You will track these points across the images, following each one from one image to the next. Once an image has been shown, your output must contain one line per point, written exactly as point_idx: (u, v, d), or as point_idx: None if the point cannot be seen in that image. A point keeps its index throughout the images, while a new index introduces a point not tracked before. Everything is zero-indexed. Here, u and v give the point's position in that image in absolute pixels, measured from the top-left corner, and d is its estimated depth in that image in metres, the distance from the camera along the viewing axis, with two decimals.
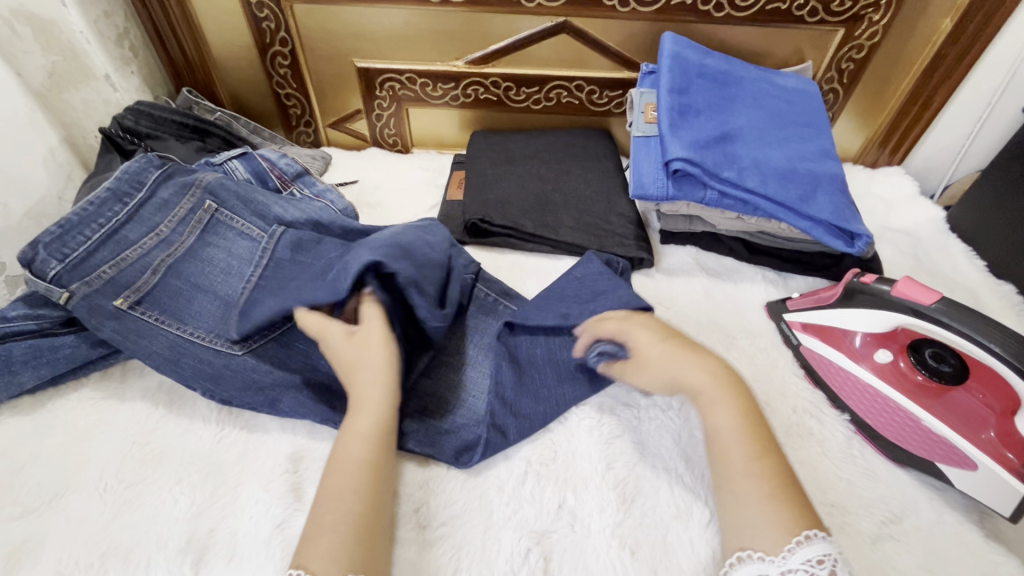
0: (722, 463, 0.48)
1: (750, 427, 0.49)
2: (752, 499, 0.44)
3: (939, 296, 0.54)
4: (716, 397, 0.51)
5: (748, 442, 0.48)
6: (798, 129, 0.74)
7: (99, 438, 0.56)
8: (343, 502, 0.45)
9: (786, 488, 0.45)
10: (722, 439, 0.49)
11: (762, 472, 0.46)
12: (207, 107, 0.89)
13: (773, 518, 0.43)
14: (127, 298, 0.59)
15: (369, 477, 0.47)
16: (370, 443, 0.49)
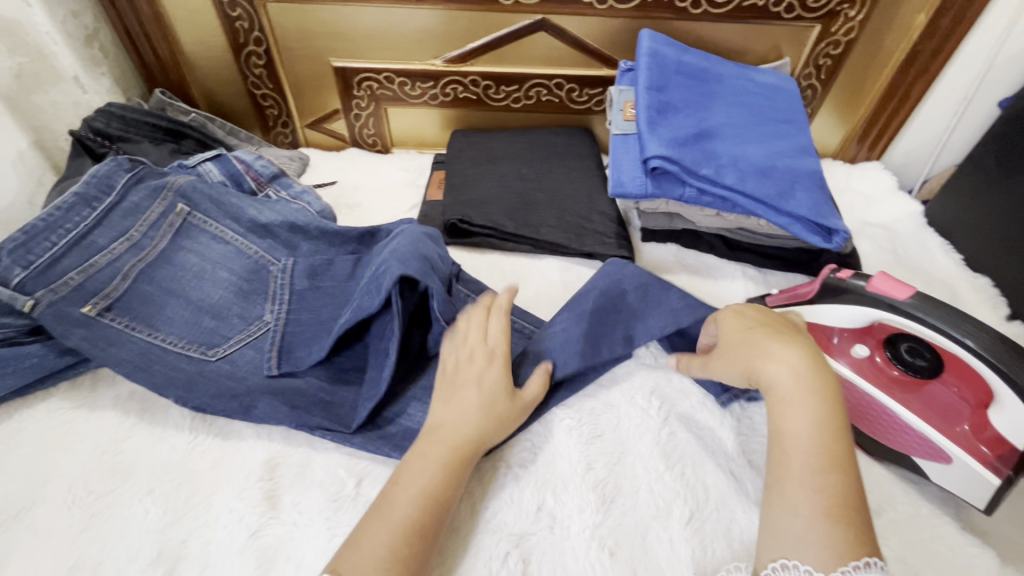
0: (779, 466, 0.46)
1: (825, 437, 0.46)
2: (789, 510, 0.43)
3: (914, 291, 0.54)
4: (789, 397, 0.48)
5: (816, 450, 0.45)
6: (776, 125, 0.74)
7: (68, 449, 0.55)
8: (405, 534, 0.44)
9: (851, 505, 0.42)
10: (787, 442, 0.46)
11: (826, 486, 0.43)
12: (181, 109, 0.88)
13: (824, 532, 0.41)
14: (95, 305, 0.58)
15: (428, 506, 0.46)
16: (440, 469, 0.48)
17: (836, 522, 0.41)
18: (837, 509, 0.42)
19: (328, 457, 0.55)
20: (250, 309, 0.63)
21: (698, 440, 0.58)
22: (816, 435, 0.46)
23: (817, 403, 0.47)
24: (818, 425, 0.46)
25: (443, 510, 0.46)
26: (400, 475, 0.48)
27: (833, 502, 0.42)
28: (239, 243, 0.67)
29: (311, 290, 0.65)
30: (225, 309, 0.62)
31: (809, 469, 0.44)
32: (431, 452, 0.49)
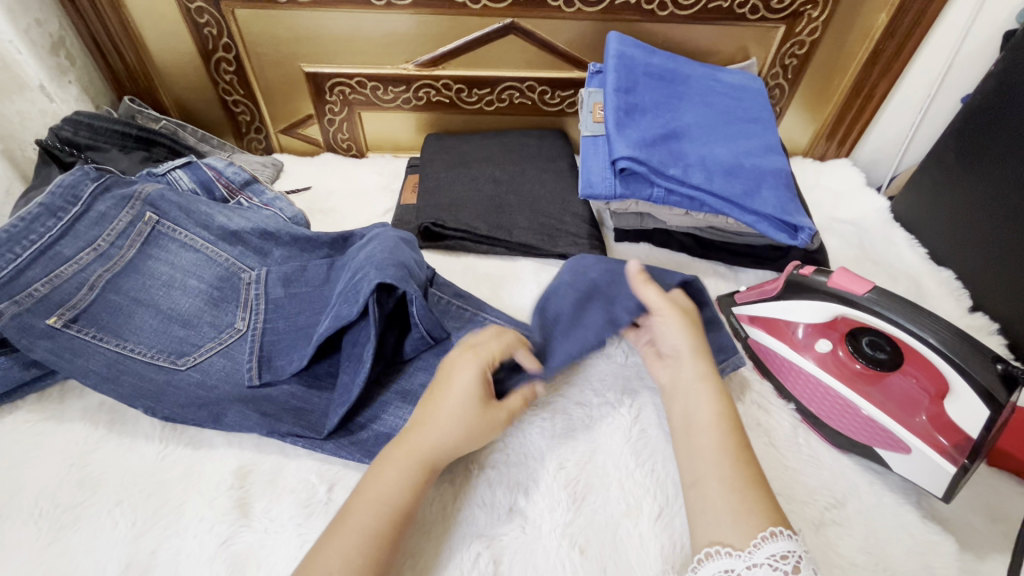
0: (690, 457, 0.51)
1: (724, 427, 0.51)
2: (709, 489, 0.47)
3: (871, 285, 0.55)
4: (692, 387, 0.54)
5: (720, 431, 0.51)
6: (743, 125, 0.75)
7: (34, 462, 0.54)
8: (365, 542, 0.44)
9: (756, 484, 0.47)
10: (694, 424, 0.52)
11: (730, 464, 0.48)
12: (151, 116, 0.86)
13: (734, 509, 0.45)
14: (61, 316, 0.57)
15: (385, 516, 0.46)
16: (406, 480, 0.48)
17: (745, 497, 0.46)
18: (745, 485, 0.46)
19: (301, 464, 0.56)
20: (221, 317, 0.63)
21: (668, 437, 0.59)
22: (718, 420, 0.52)
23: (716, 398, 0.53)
24: (717, 416, 0.52)
25: (405, 522, 0.47)
26: (365, 482, 0.48)
27: (739, 478, 0.47)
28: (209, 251, 0.66)
29: (283, 297, 0.64)
30: (195, 317, 0.62)
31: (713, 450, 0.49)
32: (395, 458, 0.49)
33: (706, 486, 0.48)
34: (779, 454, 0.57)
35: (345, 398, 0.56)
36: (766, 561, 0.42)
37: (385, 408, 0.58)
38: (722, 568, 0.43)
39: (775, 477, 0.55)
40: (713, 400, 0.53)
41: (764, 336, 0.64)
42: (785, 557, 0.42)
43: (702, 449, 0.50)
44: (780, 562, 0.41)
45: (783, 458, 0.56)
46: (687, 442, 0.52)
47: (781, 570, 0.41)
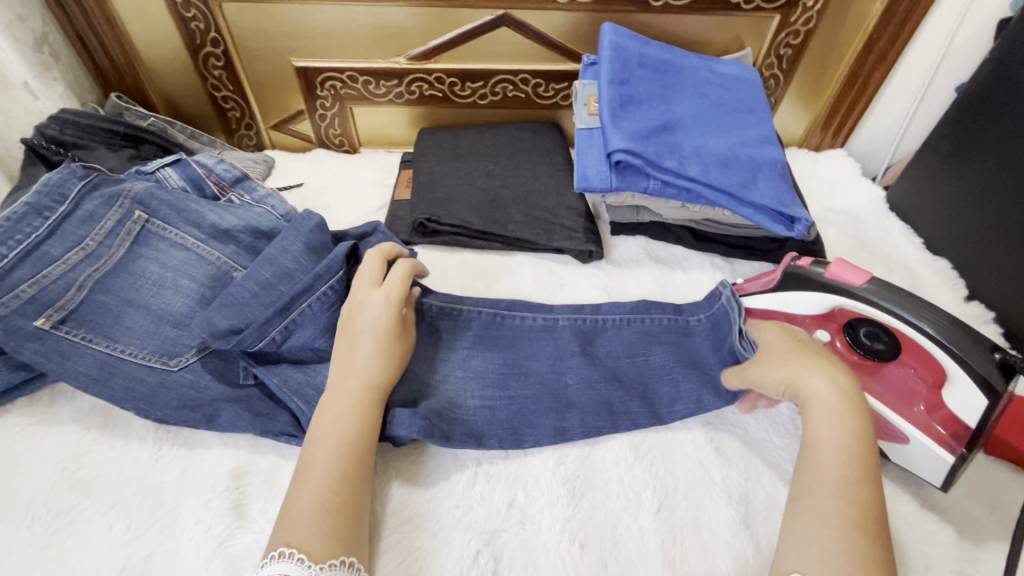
0: (806, 481, 0.47)
1: (855, 451, 0.47)
2: (819, 519, 0.44)
3: (869, 276, 0.55)
4: (832, 410, 0.49)
5: (851, 464, 0.47)
6: (738, 116, 0.75)
7: (25, 467, 0.53)
8: (335, 484, 0.47)
9: (877, 524, 0.44)
10: (823, 453, 0.48)
11: (856, 501, 0.45)
12: (140, 114, 0.86)
13: (843, 551, 0.42)
14: (48, 318, 0.57)
15: (349, 457, 0.49)
16: (357, 424, 0.51)
17: (848, 538, 0.43)
18: (861, 524, 0.43)
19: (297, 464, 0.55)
20: None
21: (664, 430, 0.59)
22: (849, 450, 0.47)
23: (847, 420, 0.49)
24: (851, 442, 0.48)
25: (365, 459, 0.50)
26: (313, 435, 0.50)
27: (859, 517, 0.44)
28: (200, 249, 0.65)
29: (251, 292, 0.59)
30: (187, 318, 0.61)
31: (839, 484, 0.46)
32: (330, 407, 0.51)
33: (809, 513, 0.45)
34: (778, 446, 0.58)
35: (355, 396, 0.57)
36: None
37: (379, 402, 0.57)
38: None
39: (774, 469, 0.56)
40: (841, 424, 0.48)
41: None
42: None
43: (820, 482, 0.46)
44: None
45: (782, 449, 0.57)
46: (804, 464, 0.49)
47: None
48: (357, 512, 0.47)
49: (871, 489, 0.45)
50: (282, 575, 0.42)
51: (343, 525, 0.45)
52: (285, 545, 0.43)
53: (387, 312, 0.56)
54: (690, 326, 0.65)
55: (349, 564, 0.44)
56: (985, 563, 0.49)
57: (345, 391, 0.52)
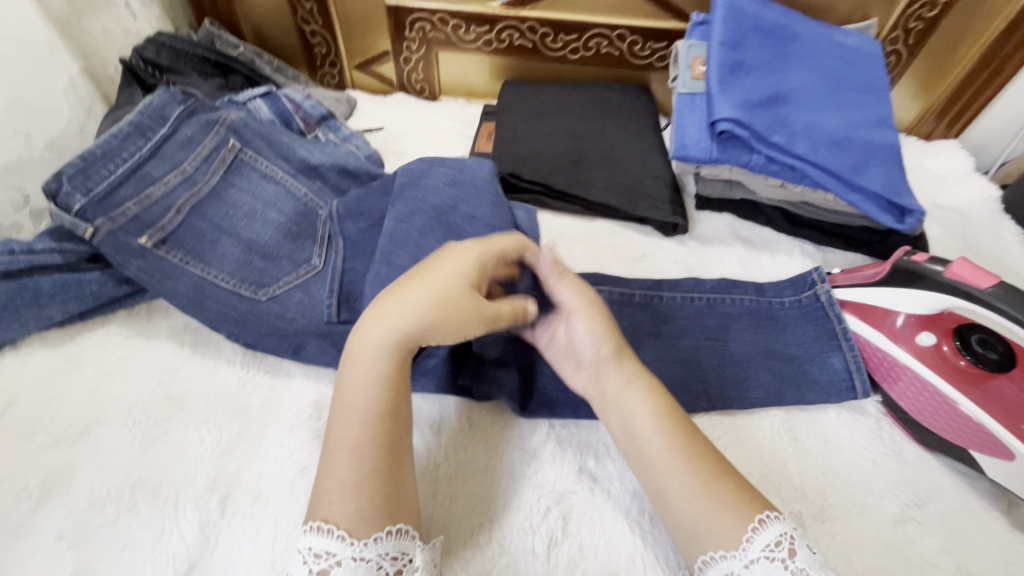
0: (643, 465, 0.46)
1: (666, 423, 0.46)
2: (678, 495, 0.43)
3: (997, 280, 0.51)
4: (639, 391, 0.48)
5: (673, 431, 0.46)
6: (856, 94, 0.69)
7: (125, 375, 0.56)
8: (354, 458, 0.42)
9: (720, 468, 0.44)
10: (646, 433, 0.46)
11: (700, 456, 0.44)
12: (230, 42, 0.85)
13: (721, 508, 0.41)
14: (151, 237, 0.58)
15: (376, 426, 0.44)
16: (383, 388, 0.45)
17: (717, 487, 0.42)
18: (711, 476, 0.43)
19: None
20: (299, 251, 0.63)
21: (741, 415, 0.57)
22: (662, 423, 0.46)
23: (649, 395, 0.48)
24: (662, 415, 0.47)
25: (392, 424, 0.44)
26: (340, 400, 0.45)
27: (711, 468, 0.44)
28: (289, 183, 0.66)
29: (363, 230, 0.63)
30: (275, 250, 0.62)
31: (681, 449, 0.45)
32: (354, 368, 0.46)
33: (670, 492, 0.44)
34: (859, 444, 0.56)
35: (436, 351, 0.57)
36: (761, 553, 0.39)
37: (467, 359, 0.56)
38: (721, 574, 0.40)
39: (854, 467, 0.54)
40: (646, 400, 0.48)
41: (856, 323, 0.60)
42: (778, 543, 0.39)
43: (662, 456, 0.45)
44: (774, 550, 0.39)
45: (864, 449, 0.55)
46: (634, 455, 0.47)
47: (778, 559, 0.38)
48: (391, 478, 0.42)
49: (706, 446, 0.45)
50: (318, 547, 0.39)
51: (369, 499, 0.41)
52: (317, 519, 0.40)
53: (470, 298, 0.47)
54: (774, 308, 0.64)
55: (397, 531, 0.41)
56: None
57: (370, 350, 0.45)
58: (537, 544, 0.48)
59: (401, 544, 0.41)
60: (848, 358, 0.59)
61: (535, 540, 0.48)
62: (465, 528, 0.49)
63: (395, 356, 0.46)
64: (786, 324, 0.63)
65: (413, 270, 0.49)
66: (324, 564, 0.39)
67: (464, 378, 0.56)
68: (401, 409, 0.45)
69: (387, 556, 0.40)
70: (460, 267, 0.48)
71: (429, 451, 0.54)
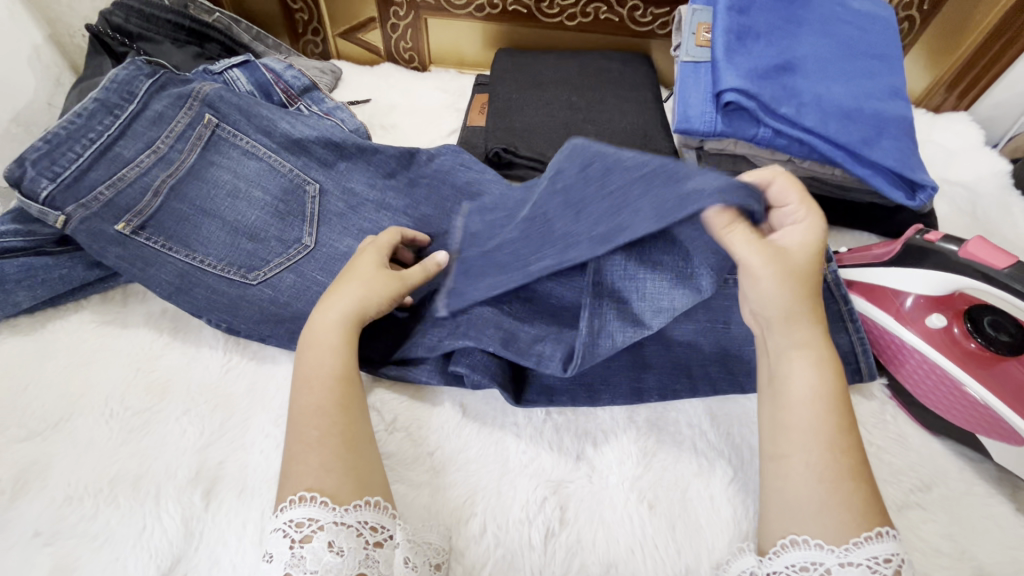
0: (781, 428, 0.43)
1: (825, 404, 0.42)
2: (800, 479, 0.41)
3: (1015, 260, 0.48)
4: (793, 348, 0.44)
5: (827, 404, 0.42)
6: (868, 63, 0.65)
7: (101, 364, 0.54)
8: (314, 418, 0.44)
9: (859, 468, 0.41)
10: (795, 397, 0.43)
11: (836, 449, 0.41)
12: (205, 7, 0.79)
13: (828, 500, 0.40)
14: (129, 223, 0.55)
15: (335, 388, 0.46)
16: (337, 357, 0.47)
17: (837, 488, 0.40)
18: (838, 476, 0.40)
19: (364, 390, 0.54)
20: (287, 230, 0.60)
21: (744, 400, 0.56)
22: (821, 398, 0.42)
23: (820, 366, 0.43)
24: (820, 387, 0.42)
25: (349, 389, 0.46)
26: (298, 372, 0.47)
27: (841, 463, 0.41)
28: (272, 160, 0.63)
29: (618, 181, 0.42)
30: (263, 231, 0.60)
31: (824, 436, 0.42)
32: (314, 342, 0.48)
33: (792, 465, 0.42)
34: (865, 429, 0.54)
35: (510, 276, 0.46)
36: (864, 561, 0.38)
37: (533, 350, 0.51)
38: (806, 559, 0.39)
39: None
40: (815, 371, 0.43)
41: (863, 304, 0.59)
42: (887, 559, 0.38)
43: (796, 435, 0.42)
44: (880, 564, 0.38)
45: (869, 434, 0.54)
46: (772, 409, 0.44)
47: (880, 573, 0.37)
48: (350, 438, 0.44)
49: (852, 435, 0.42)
50: (304, 518, 0.39)
51: (330, 452, 0.42)
52: (307, 490, 0.40)
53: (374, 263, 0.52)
54: None
55: (376, 503, 0.41)
56: None
57: (325, 328, 0.48)
58: (533, 535, 0.47)
59: (380, 516, 0.41)
60: (854, 337, 0.56)
61: (532, 531, 0.47)
62: (458, 520, 0.47)
63: (348, 330, 0.49)
64: None
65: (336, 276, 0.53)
66: (307, 531, 0.39)
67: (456, 366, 0.53)
68: (358, 377, 0.48)
69: (366, 524, 0.40)
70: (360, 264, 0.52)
71: (421, 440, 0.52)
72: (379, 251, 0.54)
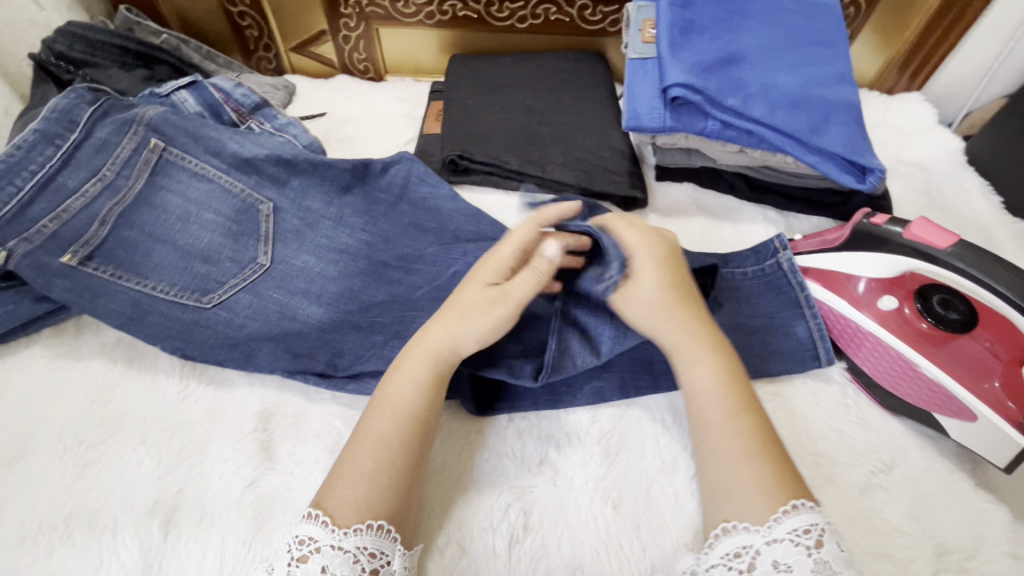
0: (702, 429, 0.46)
1: (725, 390, 0.46)
2: (718, 461, 0.44)
3: (956, 239, 0.49)
4: (695, 352, 0.48)
5: (728, 398, 0.46)
6: (813, 50, 0.66)
7: (55, 398, 0.53)
8: (377, 449, 0.43)
9: (768, 444, 0.44)
10: (701, 397, 0.46)
11: (741, 432, 0.44)
12: (152, 29, 0.78)
13: (751, 479, 0.42)
14: (75, 254, 0.54)
15: (403, 423, 0.44)
16: (420, 392, 0.46)
17: (750, 465, 0.42)
18: (749, 453, 0.43)
19: (325, 408, 0.54)
20: (241, 251, 0.60)
21: None
22: (720, 389, 0.46)
23: (711, 360, 0.47)
24: (717, 379, 0.47)
25: (420, 428, 0.45)
26: (378, 394, 0.47)
27: (753, 442, 0.43)
28: (223, 181, 0.62)
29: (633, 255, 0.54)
30: (215, 253, 0.59)
31: (725, 421, 0.45)
32: (401, 367, 0.47)
33: (724, 457, 0.44)
34: (826, 415, 0.54)
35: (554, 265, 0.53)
36: (787, 536, 0.39)
37: (506, 362, 0.53)
38: (741, 543, 0.40)
39: (820, 438, 0.53)
40: (709, 365, 0.47)
41: (819, 290, 0.58)
42: (807, 530, 0.39)
43: (711, 422, 0.45)
44: (801, 536, 0.38)
45: (830, 419, 0.54)
46: (694, 412, 0.47)
47: (803, 545, 0.38)
48: (409, 478, 0.43)
49: (757, 417, 0.45)
50: (306, 536, 0.39)
51: (386, 488, 0.41)
52: (314, 506, 0.41)
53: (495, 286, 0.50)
54: (736, 279, 0.61)
55: (377, 528, 0.40)
56: None
57: (421, 356, 0.47)
58: (498, 542, 0.47)
59: (380, 542, 0.39)
60: (812, 326, 0.58)
61: (496, 539, 0.47)
62: (423, 533, 0.47)
63: (439, 367, 0.47)
64: (750, 292, 0.60)
65: (448, 298, 0.51)
66: (305, 550, 0.39)
67: None
68: (433, 417, 0.47)
69: (363, 551, 0.39)
70: (480, 279, 0.50)
71: None
72: (500, 263, 0.51)
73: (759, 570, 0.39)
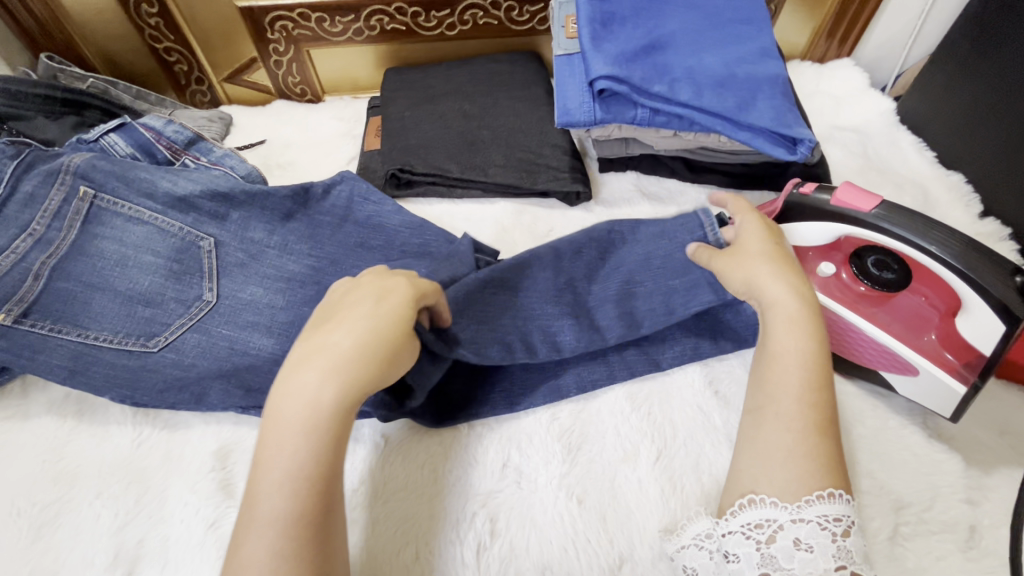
0: (764, 392, 0.44)
1: (807, 362, 0.44)
2: (765, 431, 0.43)
3: (878, 201, 0.51)
4: (789, 314, 0.45)
5: (806, 368, 0.44)
6: (735, 28, 0.67)
7: (4, 463, 0.52)
8: (287, 522, 0.36)
9: (827, 426, 0.42)
10: (781, 362, 0.44)
11: (815, 405, 0.42)
12: (76, 74, 0.77)
13: (795, 451, 0.41)
14: (9, 313, 0.54)
15: (306, 492, 0.37)
16: (315, 447, 0.38)
17: (806, 440, 0.41)
18: (806, 429, 0.42)
19: None
20: (186, 290, 0.58)
21: (660, 378, 0.57)
22: (805, 361, 0.44)
23: (802, 325, 0.45)
24: (807, 353, 0.44)
25: (328, 491, 0.38)
26: (262, 450, 0.38)
27: (807, 422, 0.42)
28: (159, 222, 0.60)
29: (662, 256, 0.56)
30: (158, 295, 0.57)
31: (797, 400, 0.43)
32: (284, 418, 0.38)
33: (767, 418, 0.43)
34: None
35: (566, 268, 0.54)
36: (815, 518, 0.38)
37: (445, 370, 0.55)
38: (761, 516, 0.40)
39: None
40: (799, 332, 0.45)
41: None
42: (837, 518, 0.39)
43: (780, 399, 0.43)
44: (829, 521, 0.38)
45: None
46: (758, 369, 0.46)
47: (830, 531, 0.38)
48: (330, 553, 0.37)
49: (824, 396, 0.43)
50: None
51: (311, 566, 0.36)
52: None
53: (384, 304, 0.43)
54: None
55: None
56: (992, 490, 0.49)
57: (299, 391, 0.39)
58: (467, 552, 0.47)
59: None
60: None
61: (465, 550, 0.47)
62: (393, 553, 0.47)
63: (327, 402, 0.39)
64: None
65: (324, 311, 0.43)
66: None
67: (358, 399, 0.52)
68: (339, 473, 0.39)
69: None
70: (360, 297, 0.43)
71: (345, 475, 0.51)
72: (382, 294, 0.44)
73: (777, 543, 0.39)
